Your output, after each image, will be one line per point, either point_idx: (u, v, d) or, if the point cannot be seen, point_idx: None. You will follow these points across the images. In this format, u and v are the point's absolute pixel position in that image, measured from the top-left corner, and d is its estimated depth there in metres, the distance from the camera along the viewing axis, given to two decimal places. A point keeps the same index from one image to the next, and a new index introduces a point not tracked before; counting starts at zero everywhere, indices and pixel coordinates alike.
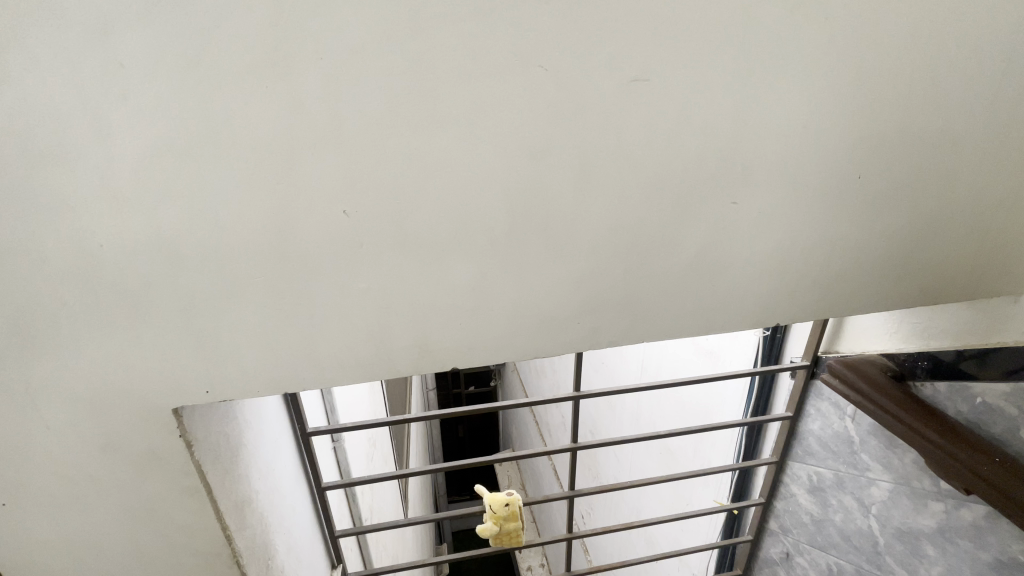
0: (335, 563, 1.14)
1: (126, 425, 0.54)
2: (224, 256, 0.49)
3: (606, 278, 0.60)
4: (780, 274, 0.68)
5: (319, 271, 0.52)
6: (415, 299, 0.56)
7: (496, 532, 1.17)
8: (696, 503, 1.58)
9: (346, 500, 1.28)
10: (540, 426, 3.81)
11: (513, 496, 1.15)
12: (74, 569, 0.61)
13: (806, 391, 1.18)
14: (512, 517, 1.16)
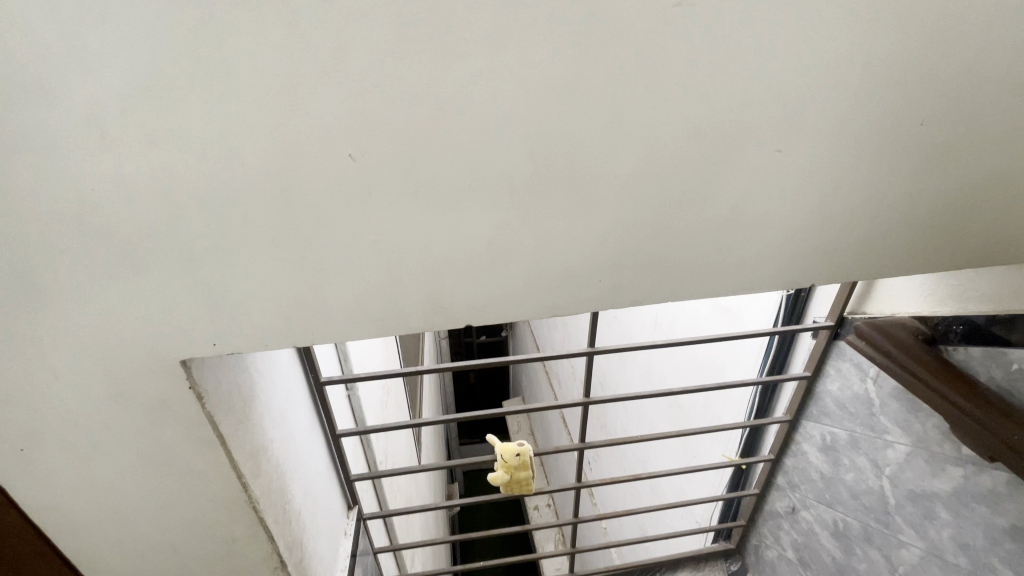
0: (350, 505, 1.18)
1: (136, 375, 0.53)
2: (224, 203, 0.46)
3: (627, 228, 0.58)
4: (822, 231, 0.63)
5: (326, 221, 0.48)
6: (428, 252, 0.52)
7: (506, 481, 1.19)
8: (704, 457, 1.60)
9: (360, 446, 1.31)
10: (550, 377, 3.87)
11: (524, 447, 1.17)
12: (95, 512, 0.62)
13: (828, 351, 1.16)
14: (523, 466, 1.18)
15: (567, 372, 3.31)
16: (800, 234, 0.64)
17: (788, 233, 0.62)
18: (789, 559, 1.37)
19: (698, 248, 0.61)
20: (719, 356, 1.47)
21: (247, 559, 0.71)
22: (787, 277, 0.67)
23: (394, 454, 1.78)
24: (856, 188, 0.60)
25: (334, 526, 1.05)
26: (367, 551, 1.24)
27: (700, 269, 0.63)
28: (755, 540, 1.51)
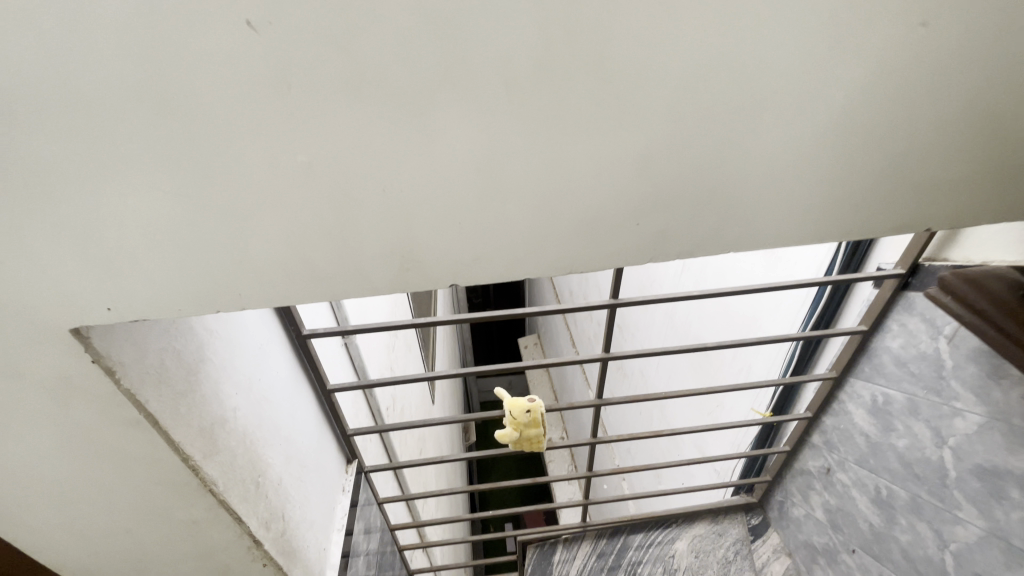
0: (350, 459, 1.10)
1: (20, 347, 0.41)
2: (81, 111, 0.32)
3: (670, 146, 0.41)
4: (917, 152, 0.48)
5: (235, 139, 0.35)
6: (384, 186, 0.39)
7: (515, 438, 1.10)
8: (731, 410, 1.49)
9: (362, 398, 1.22)
10: (567, 318, 3.78)
11: (535, 403, 1.07)
12: (18, 499, 0.52)
13: (892, 303, 0.99)
14: (534, 424, 1.08)
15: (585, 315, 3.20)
16: (899, 158, 0.47)
17: (876, 155, 0.46)
18: (818, 520, 1.28)
19: (762, 173, 0.44)
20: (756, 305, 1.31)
21: (215, 540, 0.62)
22: (874, 219, 0.51)
23: (403, 401, 1.72)
24: (969, 92, 0.45)
25: (329, 484, 0.97)
26: (371, 502, 1.17)
27: (763, 207, 0.47)
28: (780, 496, 1.43)
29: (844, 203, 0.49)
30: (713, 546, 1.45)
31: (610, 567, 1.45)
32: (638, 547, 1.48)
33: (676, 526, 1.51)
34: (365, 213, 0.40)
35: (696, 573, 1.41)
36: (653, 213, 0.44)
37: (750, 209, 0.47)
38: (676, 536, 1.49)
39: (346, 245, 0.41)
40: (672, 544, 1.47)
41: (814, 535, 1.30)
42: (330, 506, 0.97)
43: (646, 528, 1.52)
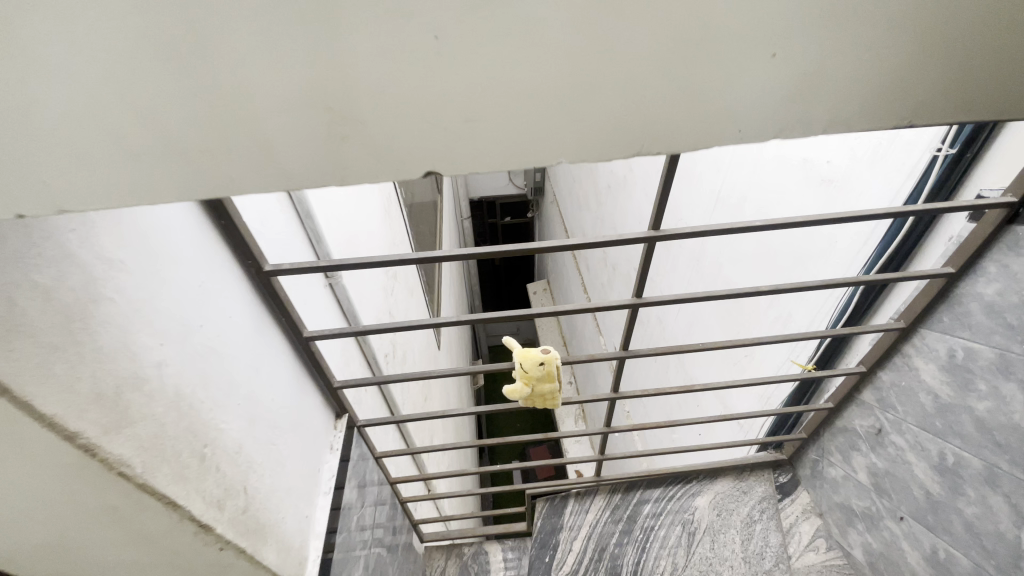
0: (340, 413, 0.96)
1: None
2: None
3: None
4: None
5: None
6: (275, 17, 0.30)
7: (528, 394, 0.96)
8: (767, 361, 1.32)
9: (354, 346, 1.08)
10: (579, 262, 3.61)
11: (550, 354, 0.92)
12: None
13: (993, 239, 0.80)
14: (548, 378, 0.94)
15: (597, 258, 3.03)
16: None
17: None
18: (859, 482, 1.16)
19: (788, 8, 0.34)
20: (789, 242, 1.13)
21: (150, 527, 0.50)
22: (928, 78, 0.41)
23: (405, 349, 1.60)
24: None
25: (312, 444, 0.85)
26: (366, 457, 1.05)
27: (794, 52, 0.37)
28: (813, 455, 1.31)
29: (901, 58, 0.38)
30: (737, 504, 1.35)
31: (626, 523, 1.35)
32: (655, 503, 1.38)
33: (697, 482, 1.40)
34: (273, 38, 0.31)
35: (717, 531, 1.30)
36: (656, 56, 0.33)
37: (781, 47, 0.36)
38: (697, 492, 1.38)
39: (256, 87, 0.32)
40: (692, 501, 1.37)
41: (852, 498, 1.19)
42: (315, 468, 0.85)
43: (664, 484, 1.41)
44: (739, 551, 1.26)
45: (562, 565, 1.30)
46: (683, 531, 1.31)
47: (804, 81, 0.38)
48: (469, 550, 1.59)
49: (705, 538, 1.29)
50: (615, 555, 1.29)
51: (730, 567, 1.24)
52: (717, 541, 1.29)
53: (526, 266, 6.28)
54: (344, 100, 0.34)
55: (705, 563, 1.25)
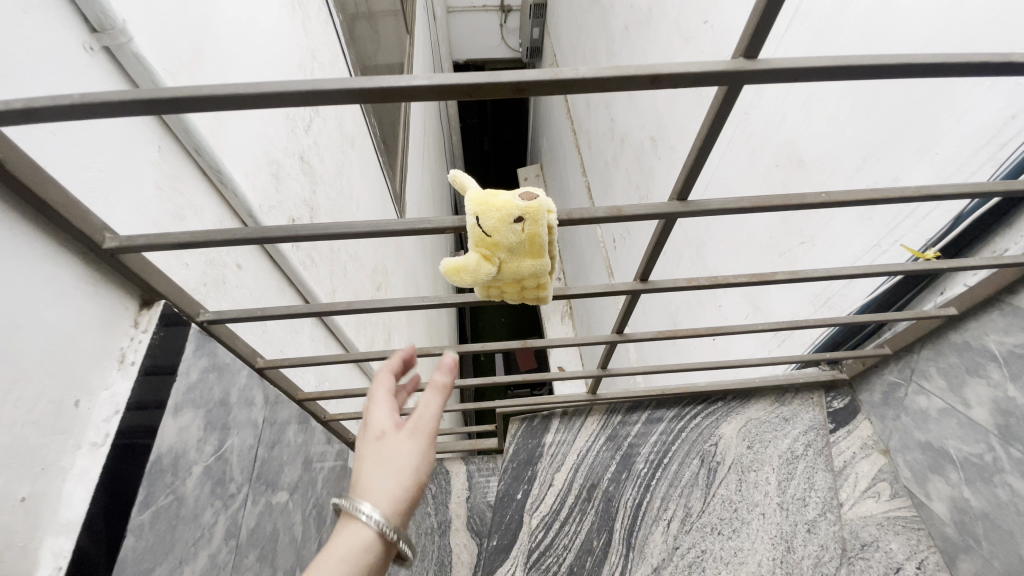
0: (150, 298, 0.53)
1: None
2: None
3: None
4: None
5: None
6: None
7: (494, 277, 0.53)
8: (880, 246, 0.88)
9: (205, 177, 0.65)
10: (580, 135, 3.04)
11: (535, 202, 0.48)
12: None
13: None
14: (531, 250, 0.51)
15: (602, 128, 2.48)
16: None
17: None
18: (970, 421, 0.81)
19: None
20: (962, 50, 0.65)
21: None
22: None
23: (339, 219, 1.15)
24: None
25: (60, 356, 0.43)
26: (238, 368, 0.66)
27: None
28: (891, 376, 0.94)
29: None
30: (775, 435, 1.02)
31: (626, 453, 1.02)
32: (666, 428, 1.04)
33: (723, 404, 1.06)
34: None
35: (746, 470, 0.98)
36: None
37: None
38: (722, 417, 1.04)
39: None
40: (715, 429, 1.03)
41: (949, 439, 0.84)
42: (73, 401, 0.44)
43: (679, 404, 1.07)
44: (773, 495, 0.95)
45: (539, 505, 0.99)
46: (701, 467, 0.99)
47: None
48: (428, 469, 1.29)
49: (730, 476, 0.97)
50: (610, 494, 0.98)
51: (760, 515, 0.93)
52: (746, 481, 0.97)
53: (518, 148, 5.61)
54: None
55: (728, 508, 0.94)
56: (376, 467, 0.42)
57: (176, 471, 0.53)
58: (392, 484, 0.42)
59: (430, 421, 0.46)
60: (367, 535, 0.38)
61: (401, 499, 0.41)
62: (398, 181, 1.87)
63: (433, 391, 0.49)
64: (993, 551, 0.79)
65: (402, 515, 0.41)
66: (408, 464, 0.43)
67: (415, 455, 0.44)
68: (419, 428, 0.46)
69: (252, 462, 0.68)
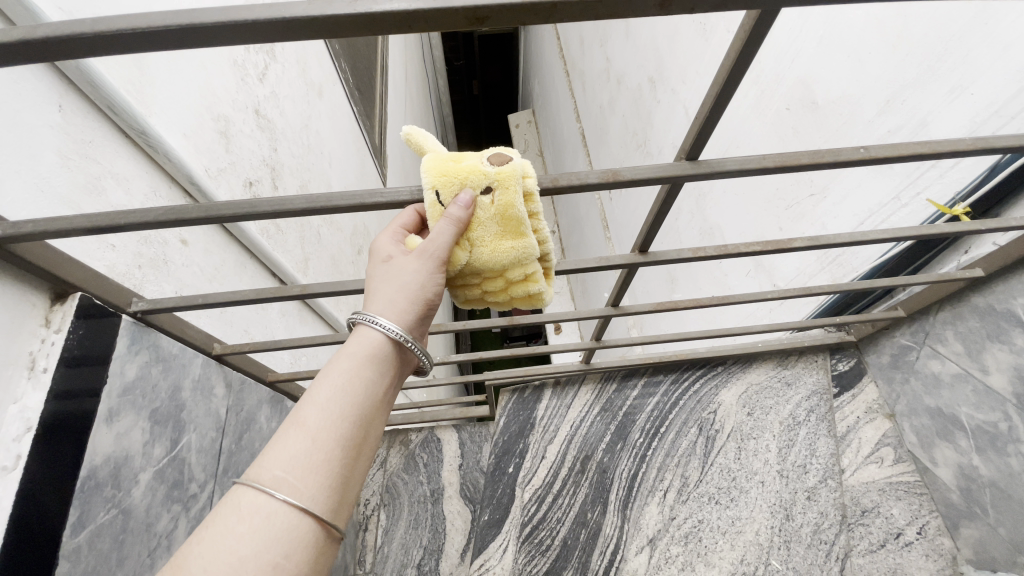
0: (63, 289, 0.45)
1: None
2: None
3: None
4: None
5: None
6: None
7: (472, 267, 0.46)
8: (902, 199, 0.80)
9: (128, 138, 0.55)
10: (572, 79, 2.84)
11: (503, 163, 0.43)
12: None
13: None
14: (510, 232, 0.45)
15: (596, 70, 2.31)
16: None
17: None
18: (987, 388, 0.76)
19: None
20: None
21: None
22: None
23: (308, 179, 1.05)
24: None
25: None
26: (189, 361, 0.59)
27: None
28: (903, 339, 0.89)
29: None
30: (777, 400, 0.97)
31: (621, 423, 0.99)
32: (663, 397, 1.00)
33: (723, 369, 1.01)
34: None
35: (747, 436, 0.94)
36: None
37: None
38: (722, 384, 1.00)
39: None
40: (714, 396, 0.99)
41: (963, 407, 0.80)
42: None
43: (677, 371, 1.03)
44: (773, 463, 0.92)
45: (530, 479, 0.96)
46: (699, 435, 0.95)
47: None
48: (418, 437, 1.27)
49: (729, 445, 0.94)
50: (604, 465, 0.95)
51: (759, 483, 0.90)
52: (745, 449, 0.93)
53: (508, 92, 5.32)
54: None
55: (727, 477, 0.91)
56: (384, 284, 0.42)
57: (118, 482, 0.47)
58: (397, 297, 0.41)
59: (438, 244, 0.42)
60: (378, 340, 0.40)
61: (410, 313, 0.41)
62: (376, 135, 1.73)
63: (446, 221, 0.42)
64: (1000, 519, 0.77)
65: (412, 324, 0.41)
66: (413, 287, 0.42)
67: (421, 275, 0.42)
68: (425, 247, 0.42)
69: (216, 457, 0.63)
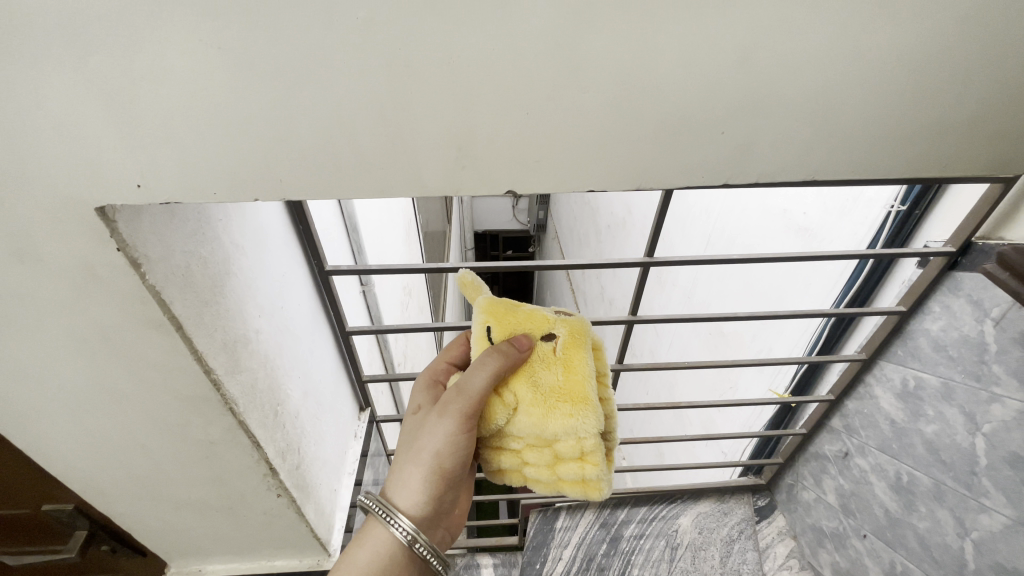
0: (363, 406, 1.08)
1: (94, 290, 0.42)
2: (37, 47, 0.30)
3: (683, 116, 0.38)
4: (961, 111, 0.41)
5: (204, 70, 0.32)
6: (398, 135, 0.36)
7: (519, 418, 0.55)
8: (756, 391, 1.39)
9: (377, 346, 1.20)
10: (577, 295, 3.71)
11: (567, 317, 0.58)
12: (81, 428, 0.55)
13: (936, 283, 0.91)
14: (553, 387, 0.54)
15: (595, 293, 3.15)
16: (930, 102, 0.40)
17: (994, 21, 0.36)
18: (829, 504, 1.27)
19: (808, 51, 0.35)
20: (780, 297, 1.21)
21: (233, 464, 0.61)
22: (918, 152, 0.44)
23: (415, 362, 1.71)
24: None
25: (341, 429, 0.95)
26: (381, 452, 1.16)
27: (771, 148, 0.40)
28: (789, 479, 1.41)
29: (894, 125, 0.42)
30: (718, 524, 1.45)
31: (614, 535, 1.45)
32: (642, 518, 1.48)
33: (681, 501, 1.52)
34: (342, 139, 0.36)
35: (698, 548, 1.40)
36: (700, 113, 0.37)
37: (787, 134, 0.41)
38: (681, 511, 1.49)
39: (356, 171, 0.38)
40: (676, 518, 1.48)
41: (823, 519, 1.29)
42: (343, 450, 0.95)
43: (651, 501, 1.52)
44: (717, 565, 1.36)
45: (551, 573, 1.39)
46: (667, 546, 1.41)
47: (822, 138, 0.40)
48: (462, 560, 1.66)
49: (686, 553, 1.39)
50: (602, 564, 1.39)
51: None
52: (698, 556, 1.39)
53: (524, 299, 6.40)
54: (471, 150, 0.37)
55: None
56: (423, 438, 0.58)
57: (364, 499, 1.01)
58: (406, 480, 0.59)
59: (451, 406, 0.56)
60: (369, 554, 0.56)
61: (418, 482, 0.58)
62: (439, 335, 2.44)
63: (491, 358, 0.54)
64: None
65: (413, 500, 0.58)
66: (427, 450, 0.58)
67: (436, 438, 0.57)
68: (431, 421, 0.58)
69: None
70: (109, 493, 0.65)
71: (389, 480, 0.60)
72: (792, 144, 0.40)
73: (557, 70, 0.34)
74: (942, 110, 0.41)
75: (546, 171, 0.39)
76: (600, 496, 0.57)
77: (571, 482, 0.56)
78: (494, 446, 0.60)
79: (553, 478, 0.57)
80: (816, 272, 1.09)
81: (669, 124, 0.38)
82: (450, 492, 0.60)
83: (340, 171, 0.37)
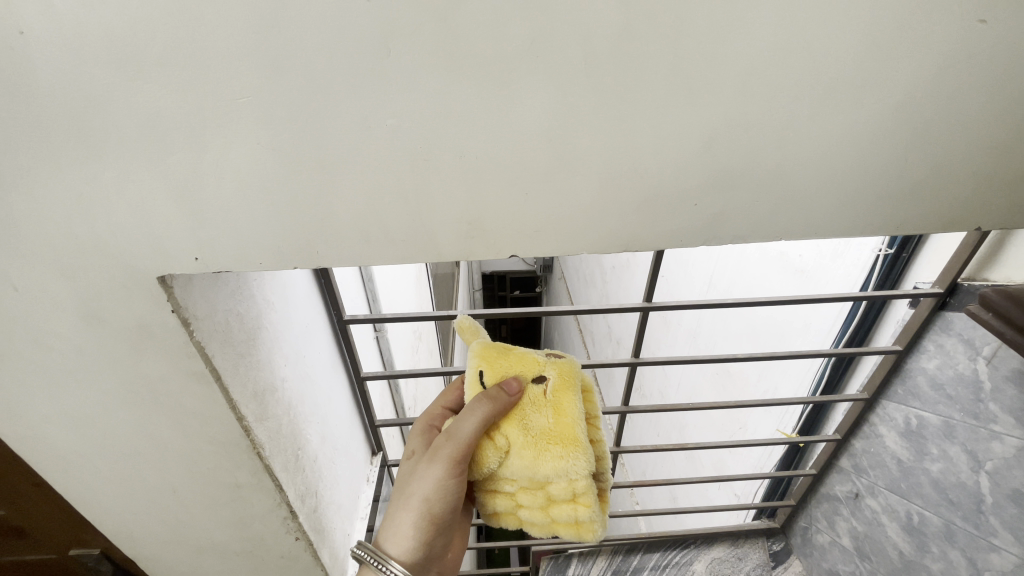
0: (375, 450, 1.11)
1: (147, 347, 0.48)
2: (124, 152, 0.37)
3: (662, 189, 0.44)
4: (910, 177, 0.47)
5: (259, 165, 0.39)
6: (416, 211, 0.42)
7: (511, 462, 0.58)
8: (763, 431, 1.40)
9: (388, 391, 1.24)
10: (584, 336, 3.73)
11: (557, 359, 0.61)
12: (119, 473, 0.59)
13: (929, 322, 0.94)
14: (542, 429, 0.57)
15: (602, 334, 3.17)
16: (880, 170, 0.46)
17: (925, 105, 0.42)
18: (844, 547, 1.25)
19: (766, 135, 0.42)
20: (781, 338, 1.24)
21: (256, 507, 0.65)
22: (878, 211, 0.49)
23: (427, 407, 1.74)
24: (950, 93, 0.42)
25: (353, 473, 0.98)
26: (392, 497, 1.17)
27: (742, 212, 0.46)
28: (803, 523, 1.39)
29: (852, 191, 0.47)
30: (733, 569, 1.43)
31: None
32: (655, 565, 1.47)
33: (694, 546, 1.50)
34: (368, 216, 0.42)
35: None
36: (675, 187, 0.43)
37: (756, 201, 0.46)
38: (695, 557, 1.48)
39: (380, 241, 0.43)
40: (690, 564, 1.46)
41: (839, 563, 1.27)
42: (356, 494, 0.98)
43: (664, 547, 1.51)
44: None
45: None
46: None
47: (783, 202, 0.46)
48: None
49: None
50: None
51: None
52: None
53: (532, 340, 6.41)
54: (478, 221, 0.43)
55: None
56: (416, 482, 0.61)
57: None
58: (399, 524, 0.62)
59: (441, 451, 0.59)
60: None
61: (410, 524, 0.61)
62: None
63: (480, 403, 0.57)
64: None
65: (406, 545, 0.61)
66: (418, 495, 0.61)
67: (428, 482, 0.60)
68: (421, 467, 0.61)
69: None
70: (137, 537, 0.68)
71: (382, 529, 0.62)
72: (759, 209, 0.46)
73: (550, 158, 0.40)
74: (893, 177, 0.46)
75: (545, 238, 0.45)
76: (593, 536, 0.60)
77: (564, 522, 0.59)
78: (490, 489, 0.63)
79: (547, 519, 0.60)
80: (813, 314, 1.13)
81: (650, 197, 0.44)
82: (440, 537, 0.63)
83: (367, 241, 0.43)
